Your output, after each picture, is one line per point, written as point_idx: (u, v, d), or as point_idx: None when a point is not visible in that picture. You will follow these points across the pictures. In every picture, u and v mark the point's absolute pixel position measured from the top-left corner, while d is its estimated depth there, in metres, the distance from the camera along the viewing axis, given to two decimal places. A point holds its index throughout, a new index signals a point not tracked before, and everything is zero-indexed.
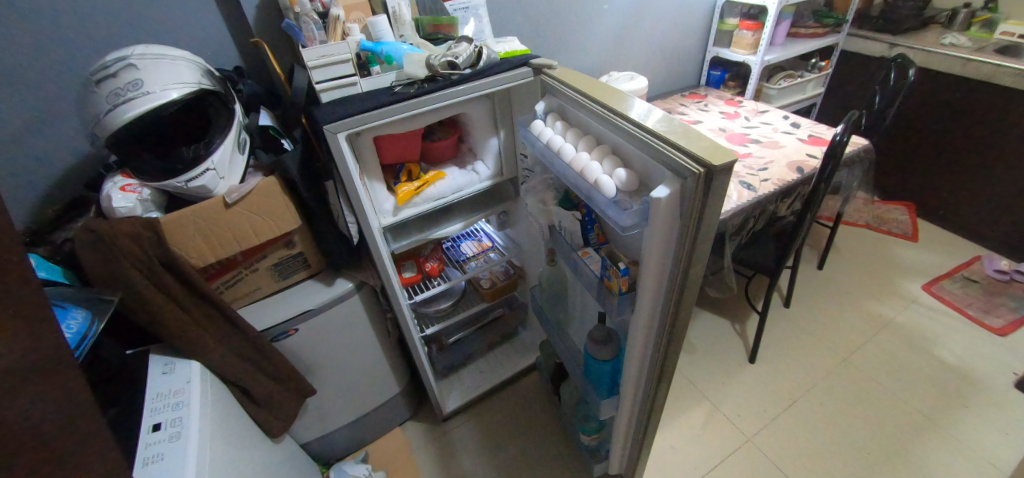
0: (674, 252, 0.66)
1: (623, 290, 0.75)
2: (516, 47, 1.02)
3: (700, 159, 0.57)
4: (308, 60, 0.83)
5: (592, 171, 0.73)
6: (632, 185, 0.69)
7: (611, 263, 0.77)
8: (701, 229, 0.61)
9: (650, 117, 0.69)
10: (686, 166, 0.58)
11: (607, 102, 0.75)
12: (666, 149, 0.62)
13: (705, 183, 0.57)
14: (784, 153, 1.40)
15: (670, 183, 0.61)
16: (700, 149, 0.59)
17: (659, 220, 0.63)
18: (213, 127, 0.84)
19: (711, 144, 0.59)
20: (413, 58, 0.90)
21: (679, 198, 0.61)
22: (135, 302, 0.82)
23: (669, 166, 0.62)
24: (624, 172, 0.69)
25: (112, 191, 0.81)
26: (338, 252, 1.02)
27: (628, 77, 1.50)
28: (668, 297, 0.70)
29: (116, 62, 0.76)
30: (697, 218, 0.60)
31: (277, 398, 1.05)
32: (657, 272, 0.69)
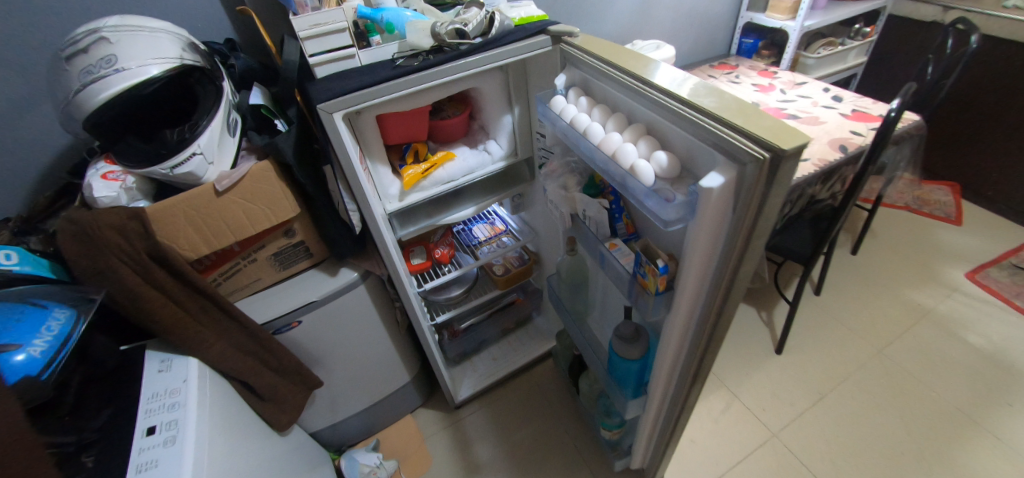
0: (723, 248, 0.58)
1: (659, 291, 0.66)
2: (533, 13, 0.92)
3: (766, 142, 0.48)
4: (299, 30, 0.74)
5: (626, 154, 0.63)
6: (674, 170, 0.60)
7: (646, 259, 0.68)
8: (758, 224, 0.53)
9: (697, 90, 0.59)
10: (747, 150, 0.49)
11: (640, 73, 0.65)
12: (719, 129, 0.52)
13: (768, 171, 0.49)
14: (825, 129, 1.28)
15: (723, 169, 0.52)
16: (759, 130, 0.49)
17: (709, 213, 0.54)
18: (200, 107, 0.77)
19: (775, 124, 0.50)
20: (417, 26, 0.81)
21: (734, 187, 0.53)
22: (123, 297, 0.76)
23: (722, 149, 0.53)
24: (665, 155, 0.60)
25: (93, 179, 0.74)
26: (341, 241, 0.95)
27: (654, 46, 1.38)
28: (712, 298, 0.63)
29: (86, 36, 0.68)
30: (756, 210, 0.52)
31: (282, 392, 1.01)
32: (700, 270, 0.61)
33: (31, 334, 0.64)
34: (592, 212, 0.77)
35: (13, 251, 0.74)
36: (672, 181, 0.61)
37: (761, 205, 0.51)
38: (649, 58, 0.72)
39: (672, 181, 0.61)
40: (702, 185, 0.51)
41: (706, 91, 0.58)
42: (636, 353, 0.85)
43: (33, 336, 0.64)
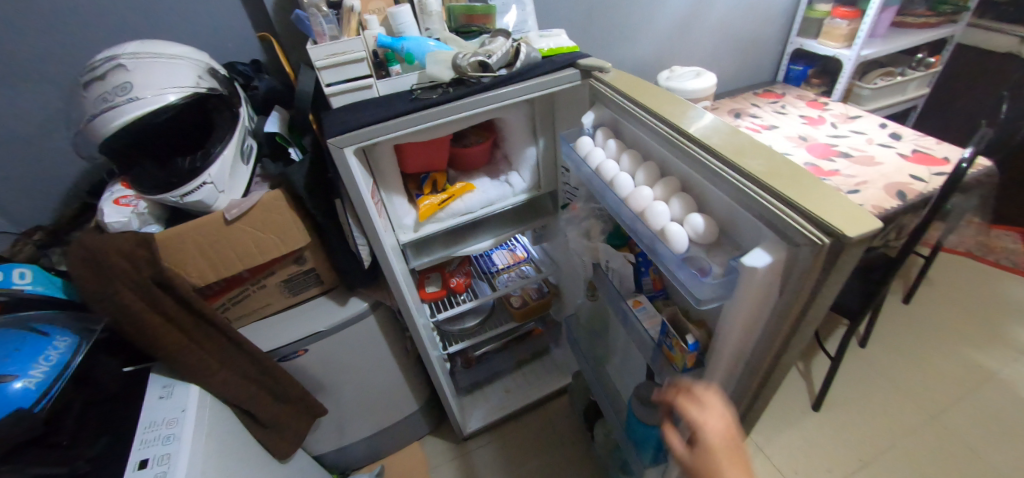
0: (763, 331, 0.51)
1: (688, 367, 0.60)
2: (563, 43, 0.86)
3: (825, 225, 0.41)
4: (315, 60, 0.72)
5: (657, 214, 0.57)
6: (711, 235, 0.54)
7: (673, 330, 0.62)
8: (809, 310, 0.46)
9: (740, 148, 0.52)
10: (802, 232, 0.42)
11: (676, 122, 0.59)
12: (768, 201, 0.46)
13: (826, 259, 0.42)
14: (880, 172, 1.17)
15: (771, 248, 0.46)
16: (815, 206, 0.43)
17: (751, 294, 0.47)
18: (214, 135, 0.76)
19: (834, 201, 0.43)
20: (437, 56, 0.77)
21: (783, 268, 0.46)
22: (128, 323, 0.75)
23: (768, 222, 0.47)
24: (700, 219, 0.54)
25: (106, 204, 0.75)
26: (351, 272, 0.92)
27: (694, 74, 1.30)
28: (745, 380, 0.56)
29: (104, 63, 0.69)
30: (807, 296, 0.45)
31: (285, 419, 0.97)
32: (734, 350, 0.55)
33: (30, 361, 0.64)
34: (616, 265, 0.72)
35: (28, 269, 0.73)
36: (708, 247, 0.55)
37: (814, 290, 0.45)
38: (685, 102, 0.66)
39: (708, 248, 0.55)
40: (745, 264, 0.45)
41: (750, 149, 0.51)
42: (658, 419, 0.78)
43: (32, 363, 0.64)
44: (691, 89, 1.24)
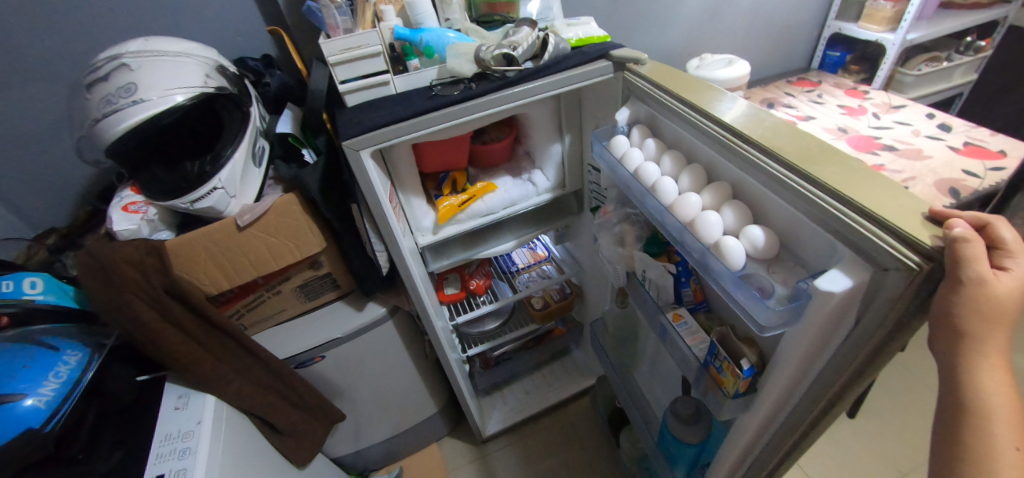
0: (830, 359, 0.46)
1: (740, 394, 0.55)
2: (593, 32, 0.80)
3: (921, 248, 0.37)
4: (328, 55, 0.68)
5: (710, 227, 0.52)
6: (771, 250, 0.50)
7: (723, 352, 0.57)
8: (891, 340, 0.41)
9: (806, 154, 0.47)
10: (892, 255, 0.37)
11: (727, 122, 0.53)
12: (846, 216, 0.41)
13: (919, 284, 0.37)
14: (928, 166, 1.09)
15: (850, 270, 0.41)
16: (904, 222, 0.38)
17: (823, 320, 0.42)
18: (223, 137, 0.72)
19: (925, 218, 0.39)
20: (458, 49, 0.71)
21: (863, 293, 0.41)
22: (140, 334, 0.72)
23: (843, 238, 0.42)
24: (760, 233, 0.50)
25: (114, 210, 0.71)
26: (368, 277, 0.88)
27: (726, 62, 1.22)
28: (804, 407, 0.52)
29: (108, 64, 0.67)
30: (890, 327, 0.40)
31: (302, 426, 0.94)
32: (793, 377, 0.50)
33: (40, 377, 0.61)
34: (653, 276, 0.67)
35: (40, 278, 0.70)
36: (767, 262, 0.51)
37: (900, 320, 0.40)
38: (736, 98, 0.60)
39: (766, 264, 0.51)
40: (820, 287, 0.40)
41: (820, 154, 0.46)
42: (695, 438, 0.74)
43: (43, 378, 0.61)
44: (722, 78, 1.16)
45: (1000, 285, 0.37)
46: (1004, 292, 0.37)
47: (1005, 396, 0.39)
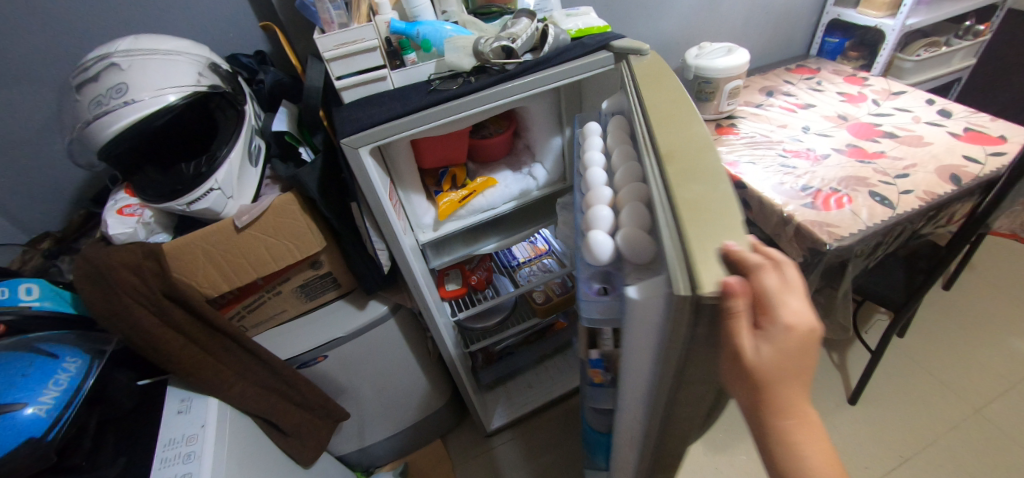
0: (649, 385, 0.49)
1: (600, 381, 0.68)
2: (593, 23, 0.79)
3: (692, 275, 0.38)
4: (323, 51, 0.66)
5: (596, 219, 0.53)
6: (638, 255, 0.47)
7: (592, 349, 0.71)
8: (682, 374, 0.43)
9: (687, 176, 0.46)
10: (673, 277, 0.39)
11: (657, 133, 0.53)
12: (669, 240, 0.42)
13: (688, 313, 0.38)
14: (929, 152, 1.08)
15: (649, 288, 0.42)
16: (700, 253, 0.39)
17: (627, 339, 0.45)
18: (217, 137, 0.71)
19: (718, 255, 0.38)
20: (455, 43, 0.70)
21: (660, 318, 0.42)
22: (140, 338, 0.71)
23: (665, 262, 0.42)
24: (623, 235, 0.48)
25: (109, 214, 0.70)
26: (370, 276, 0.87)
27: (724, 51, 1.21)
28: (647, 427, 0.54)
29: (97, 64, 0.65)
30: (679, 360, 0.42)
31: (306, 427, 0.93)
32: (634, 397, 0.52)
33: (39, 386, 0.60)
34: None
35: (36, 284, 0.70)
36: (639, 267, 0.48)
37: (686, 357, 0.42)
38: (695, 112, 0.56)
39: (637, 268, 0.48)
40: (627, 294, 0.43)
41: (706, 175, 0.45)
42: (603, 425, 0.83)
43: (43, 387, 0.60)
44: (721, 68, 1.17)
45: (753, 341, 0.37)
46: (759, 353, 0.37)
47: (814, 450, 0.39)
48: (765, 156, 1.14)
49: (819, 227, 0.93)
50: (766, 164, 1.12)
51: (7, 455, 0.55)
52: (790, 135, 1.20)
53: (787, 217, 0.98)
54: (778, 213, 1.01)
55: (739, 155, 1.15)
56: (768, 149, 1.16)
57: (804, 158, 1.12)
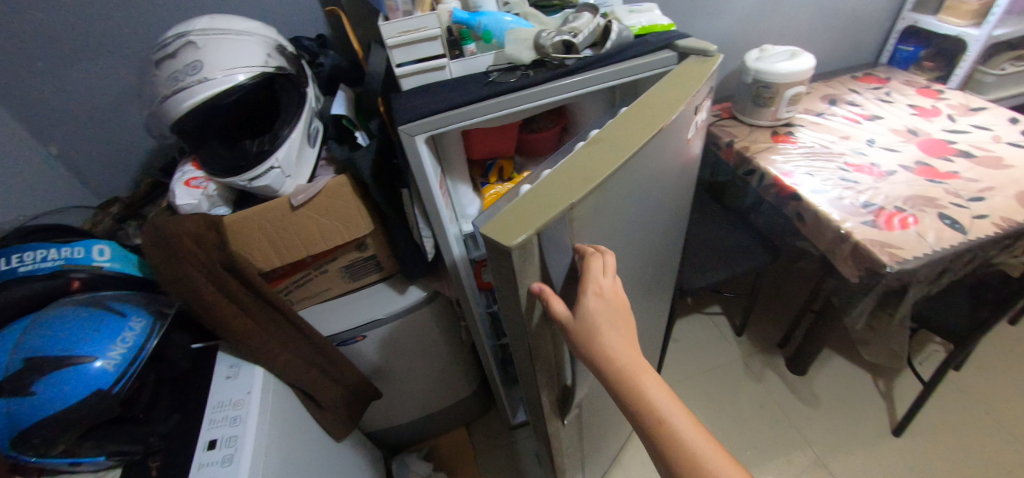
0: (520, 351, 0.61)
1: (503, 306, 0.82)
2: (657, 21, 0.77)
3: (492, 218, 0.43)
4: (387, 38, 0.67)
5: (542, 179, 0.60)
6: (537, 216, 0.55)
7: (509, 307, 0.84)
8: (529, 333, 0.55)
9: (587, 166, 0.47)
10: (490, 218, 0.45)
11: (616, 123, 0.52)
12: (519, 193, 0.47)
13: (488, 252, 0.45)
14: (1009, 176, 1.00)
15: None
16: (515, 210, 0.44)
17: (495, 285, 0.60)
18: (281, 116, 0.74)
19: (526, 217, 0.43)
20: (517, 35, 0.70)
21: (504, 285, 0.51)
22: (197, 305, 0.74)
23: None
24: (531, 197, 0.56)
25: (178, 185, 0.74)
26: (412, 262, 0.88)
27: (788, 55, 1.16)
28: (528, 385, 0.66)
29: (175, 41, 0.68)
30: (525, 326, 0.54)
31: (342, 403, 0.96)
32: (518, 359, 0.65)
33: (108, 342, 0.64)
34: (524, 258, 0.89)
35: (108, 246, 0.76)
36: None
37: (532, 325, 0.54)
38: (665, 118, 0.53)
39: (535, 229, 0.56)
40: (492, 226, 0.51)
41: (605, 169, 0.46)
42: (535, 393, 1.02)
43: (110, 344, 0.64)
44: (781, 73, 1.13)
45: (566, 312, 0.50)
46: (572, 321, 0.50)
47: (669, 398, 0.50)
48: (824, 168, 1.09)
49: (879, 247, 0.88)
50: (823, 176, 1.06)
51: (77, 403, 0.60)
52: (853, 147, 1.14)
53: (844, 234, 0.94)
54: (834, 229, 0.96)
55: (795, 166, 1.10)
56: (827, 161, 1.11)
57: (866, 173, 1.06)
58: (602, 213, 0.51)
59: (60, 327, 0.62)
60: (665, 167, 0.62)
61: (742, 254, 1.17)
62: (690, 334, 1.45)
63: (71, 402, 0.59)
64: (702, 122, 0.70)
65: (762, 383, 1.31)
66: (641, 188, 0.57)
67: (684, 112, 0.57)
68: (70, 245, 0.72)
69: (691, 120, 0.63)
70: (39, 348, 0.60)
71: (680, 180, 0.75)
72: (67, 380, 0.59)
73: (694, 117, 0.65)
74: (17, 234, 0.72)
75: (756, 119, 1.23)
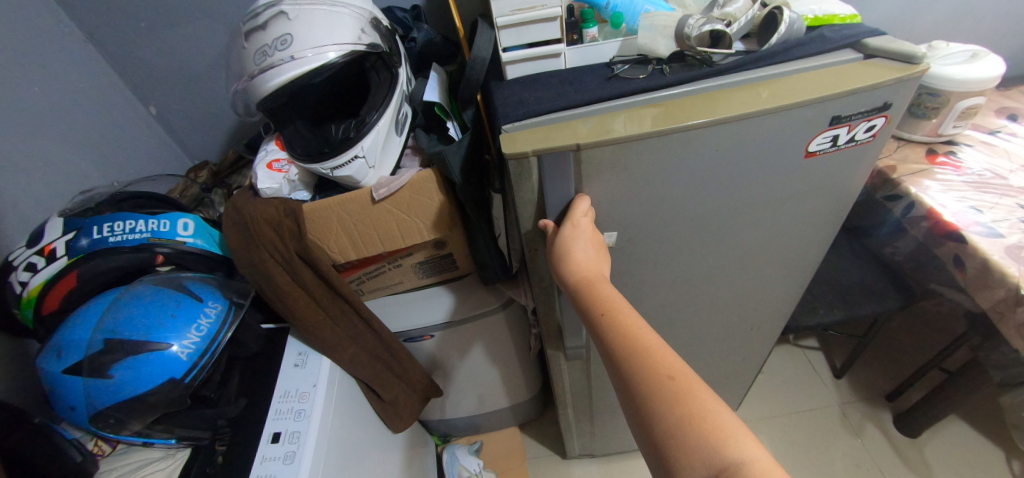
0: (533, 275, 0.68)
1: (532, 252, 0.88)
2: (834, 10, 0.61)
3: (512, 125, 0.54)
4: (497, 16, 0.58)
5: None
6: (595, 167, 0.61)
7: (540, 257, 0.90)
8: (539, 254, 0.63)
9: (623, 129, 0.50)
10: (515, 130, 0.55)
11: (690, 99, 0.52)
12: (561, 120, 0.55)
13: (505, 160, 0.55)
14: None
15: None
16: (534, 132, 0.52)
17: None
18: (370, 99, 0.67)
19: (535, 134, 0.52)
20: (655, 20, 0.58)
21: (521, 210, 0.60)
22: (271, 291, 0.72)
23: None
24: None
25: (260, 167, 0.70)
26: (492, 267, 0.80)
27: (967, 56, 0.87)
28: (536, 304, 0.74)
29: (267, 11, 0.62)
30: (534, 246, 0.62)
31: (403, 400, 0.91)
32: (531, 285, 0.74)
33: (184, 328, 0.62)
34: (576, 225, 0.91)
35: (192, 220, 0.74)
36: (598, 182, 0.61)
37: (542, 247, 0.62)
38: (736, 111, 0.50)
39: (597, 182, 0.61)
40: None
41: (638, 131, 0.50)
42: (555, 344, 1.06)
43: (186, 330, 0.62)
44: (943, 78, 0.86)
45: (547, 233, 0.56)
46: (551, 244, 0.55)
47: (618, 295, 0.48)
48: (997, 204, 0.84)
49: None
50: (997, 214, 0.82)
51: (153, 389, 0.59)
52: None
53: None
54: (1009, 286, 0.75)
55: (958, 196, 0.87)
56: (1003, 196, 0.85)
57: None
58: (634, 176, 0.53)
59: (138, 307, 0.61)
60: (754, 175, 0.56)
61: (864, 294, 1.00)
62: (781, 367, 1.29)
63: (147, 387, 0.58)
64: (853, 142, 0.55)
65: (861, 438, 1.14)
66: (702, 179, 0.55)
67: (779, 115, 0.51)
68: (156, 217, 0.70)
69: (824, 129, 0.53)
70: (118, 329, 0.59)
71: (805, 205, 0.61)
72: (145, 364, 0.58)
73: (833, 130, 0.53)
74: (110, 202, 0.72)
75: (908, 132, 0.98)
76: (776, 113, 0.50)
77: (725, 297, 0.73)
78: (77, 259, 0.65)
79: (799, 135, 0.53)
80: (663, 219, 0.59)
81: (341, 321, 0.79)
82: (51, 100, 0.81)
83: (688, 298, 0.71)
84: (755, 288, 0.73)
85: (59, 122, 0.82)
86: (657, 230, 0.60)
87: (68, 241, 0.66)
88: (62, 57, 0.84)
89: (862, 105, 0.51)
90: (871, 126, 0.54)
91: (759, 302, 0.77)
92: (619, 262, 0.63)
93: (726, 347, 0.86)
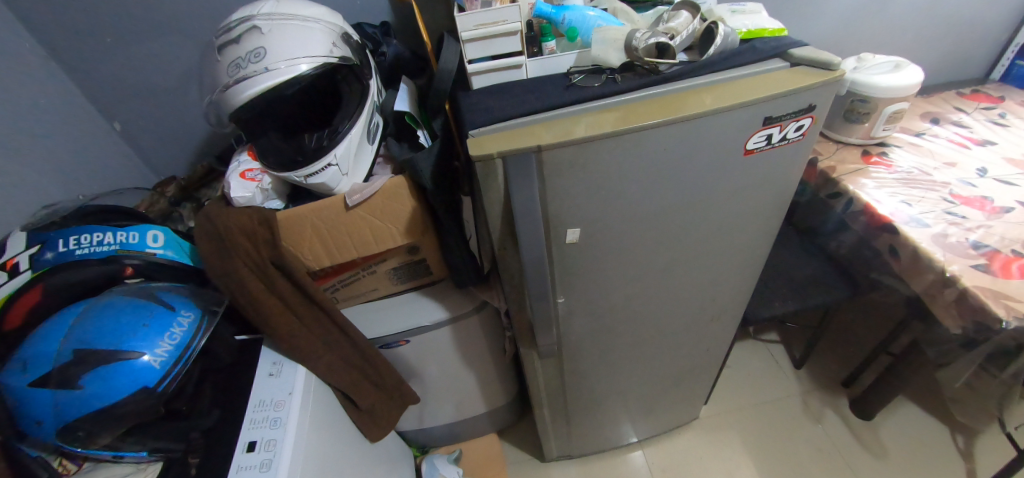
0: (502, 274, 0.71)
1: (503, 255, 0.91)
2: (766, 25, 0.68)
3: (478, 130, 0.57)
4: (462, 31, 0.62)
5: None
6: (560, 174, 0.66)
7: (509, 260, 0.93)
8: (507, 252, 0.66)
9: (579, 130, 0.55)
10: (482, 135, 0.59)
11: (639, 103, 0.57)
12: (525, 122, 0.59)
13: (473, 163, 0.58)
14: None
15: None
16: (499, 136, 0.56)
17: None
18: (343, 110, 0.70)
19: (500, 137, 0.56)
20: (606, 33, 0.63)
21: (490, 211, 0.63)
22: (246, 300, 0.73)
23: None
24: None
25: (232, 176, 0.72)
26: (463, 270, 0.82)
27: (891, 66, 0.97)
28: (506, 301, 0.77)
29: (240, 25, 0.65)
30: (502, 245, 0.65)
31: (380, 407, 0.92)
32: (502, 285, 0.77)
33: (156, 337, 0.62)
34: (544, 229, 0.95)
35: (161, 232, 0.74)
36: None
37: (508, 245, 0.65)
38: (680, 113, 0.55)
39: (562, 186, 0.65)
40: None
41: (593, 132, 0.54)
42: None
43: (158, 339, 0.62)
44: (869, 82, 0.96)
45: None
46: None
47: None
48: (924, 198, 0.93)
49: (994, 298, 0.76)
50: (924, 207, 0.91)
51: (124, 398, 0.58)
52: (959, 176, 0.96)
53: (949, 278, 0.81)
54: (936, 270, 0.83)
55: (890, 191, 0.95)
56: (928, 190, 0.94)
57: (976, 207, 0.89)
58: (591, 174, 0.58)
59: (108, 317, 0.61)
60: (701, 173, 0.61)
61: (814, 286, 1.07)
62: (746, 362, 1.35)
63: (118, 397, 0.58)
64: (786, 140, 0.61)
65: (822, 424, 1.20)
66: (655, 177, 0.60)
67: (720, 117, 0.56)
68: (125, 229, 0.71)
69: (759, 129, 0.59)
70: (87, 339, 0.59)
71: (748, 198, 0.67)
72: (116, 374, 0.58)
73: (768, 129, 0.59)
74: (76, 216, 0.72)
75: (844, 135, 1.06)
76: (716, 115, 0.56)
77: (685, 289, 0.78)
78: (41, 272, 0.65)
79: (738, 135, 0.59)
80: (621, 216, 0.63)
81: (318, 328, 0.80)
82: (10, 116, 0.80)
83: (650, 290, 0.75)
84: (711, 280, 0.78)
85: (20, 137, 0.81)
86: (616, 226, 0.64)
87: (33, 255, 0.66)
88: (22, 73, 0.84)
89: (790, 107, 0.58)
90: (800, 126, 0.60)
91: (717, 294, 0.82)
92: (583, 256, 0.67)
93: (689, 339, 0.90)
